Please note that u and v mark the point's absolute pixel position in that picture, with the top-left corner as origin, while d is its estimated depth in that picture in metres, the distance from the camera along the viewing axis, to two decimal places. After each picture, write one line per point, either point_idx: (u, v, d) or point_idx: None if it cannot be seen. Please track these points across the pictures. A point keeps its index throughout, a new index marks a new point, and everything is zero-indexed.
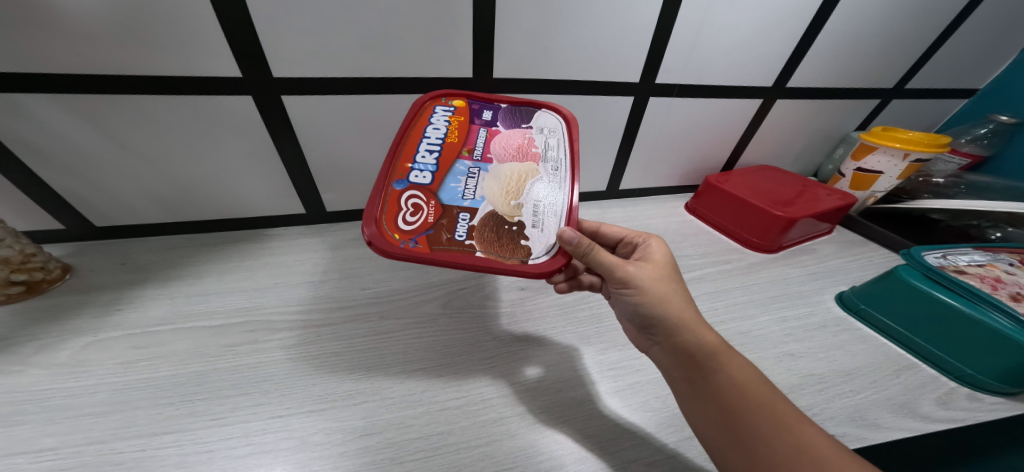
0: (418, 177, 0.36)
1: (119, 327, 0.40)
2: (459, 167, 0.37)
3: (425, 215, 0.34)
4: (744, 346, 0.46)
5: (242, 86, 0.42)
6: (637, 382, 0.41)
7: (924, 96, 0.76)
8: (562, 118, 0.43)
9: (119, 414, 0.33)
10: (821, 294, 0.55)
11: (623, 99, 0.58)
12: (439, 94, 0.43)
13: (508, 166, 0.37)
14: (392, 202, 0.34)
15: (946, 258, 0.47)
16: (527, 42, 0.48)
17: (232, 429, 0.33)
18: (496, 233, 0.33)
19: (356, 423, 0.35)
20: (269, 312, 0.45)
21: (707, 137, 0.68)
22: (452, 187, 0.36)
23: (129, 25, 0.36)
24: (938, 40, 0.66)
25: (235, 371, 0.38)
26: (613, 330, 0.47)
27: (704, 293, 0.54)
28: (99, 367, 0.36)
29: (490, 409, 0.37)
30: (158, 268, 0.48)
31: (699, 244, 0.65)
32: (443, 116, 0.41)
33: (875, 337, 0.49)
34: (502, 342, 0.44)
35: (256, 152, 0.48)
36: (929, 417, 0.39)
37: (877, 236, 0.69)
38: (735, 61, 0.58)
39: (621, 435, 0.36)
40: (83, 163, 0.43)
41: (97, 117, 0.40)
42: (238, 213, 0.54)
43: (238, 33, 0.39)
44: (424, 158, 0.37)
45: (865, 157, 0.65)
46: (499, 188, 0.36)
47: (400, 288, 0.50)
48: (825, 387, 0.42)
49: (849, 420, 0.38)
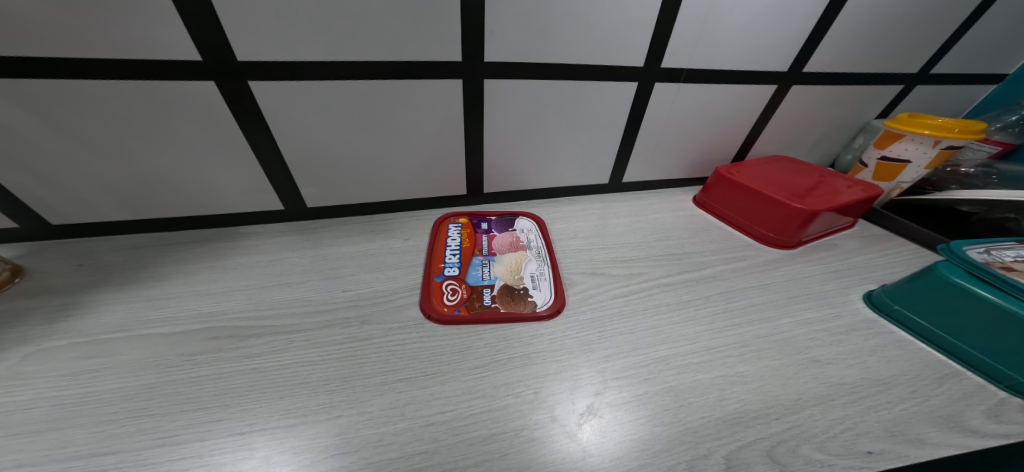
0: (450, 271, 0.49)
1: (67, 336, 0.38)
2: (475, 261, 0.51)
3: (459, 294, 0.45)
4: (764, 352, 0.42)
5: (201, 72, 0.39)
6: (644, 393, 0.37)
7: (951, 82, 0.71)
8: (536, 220, 0.61)
9: (57, 433, 0.30)
10: (847, 294, 0.51)
11: (626, 85, 0.54)
12: (449, 214, 0.60)
13: (508, 255, 0.52)
14: (436, 288, 0.46)
15: (990, 254, 0.43)
16: (521, 24, 0.44)
17: (186, 449, 0.30)
18: (511, 296, 0.46)
19: (328, 441, 0.31)
20: (237, 318, 0.41)
21: (718, 126, 0.64)
22: (474, 273, 0.49)
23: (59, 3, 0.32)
24: (970, 20, 0.61)
25: (193, 383, 0.34)
26: (617, 334, 0.43)
27: (717, 292, 0.50)
28: (40, 380, 0.34)
29: (481, 424, 0.33)
30: (119, 270, 0.45)
31: (710, 239, 0.60)
32: (455, 230, 0.56)
33: (909, 341, 0.44)
34: (494, 348, 0.40)
35: (222, 144, 0.45)
36: (978, 432, 0.35)
37: (903, 229, 0.64)
38: (749, 41, 0.53)
39: (628, 454, 0.32)
40: (31, 156, 0.40)
41: (40, 107, 0.37)
42: (207, 211, 0.50)
43: (194, 12, 0.35)
44: (451, 258, 0.51)
45: (891, 145, 0.61)
46: (505, 269, 0.50)
47: (384, 290, 0.46)
48: (858, 398, 0.37)
49: (887, 435, 0.34)
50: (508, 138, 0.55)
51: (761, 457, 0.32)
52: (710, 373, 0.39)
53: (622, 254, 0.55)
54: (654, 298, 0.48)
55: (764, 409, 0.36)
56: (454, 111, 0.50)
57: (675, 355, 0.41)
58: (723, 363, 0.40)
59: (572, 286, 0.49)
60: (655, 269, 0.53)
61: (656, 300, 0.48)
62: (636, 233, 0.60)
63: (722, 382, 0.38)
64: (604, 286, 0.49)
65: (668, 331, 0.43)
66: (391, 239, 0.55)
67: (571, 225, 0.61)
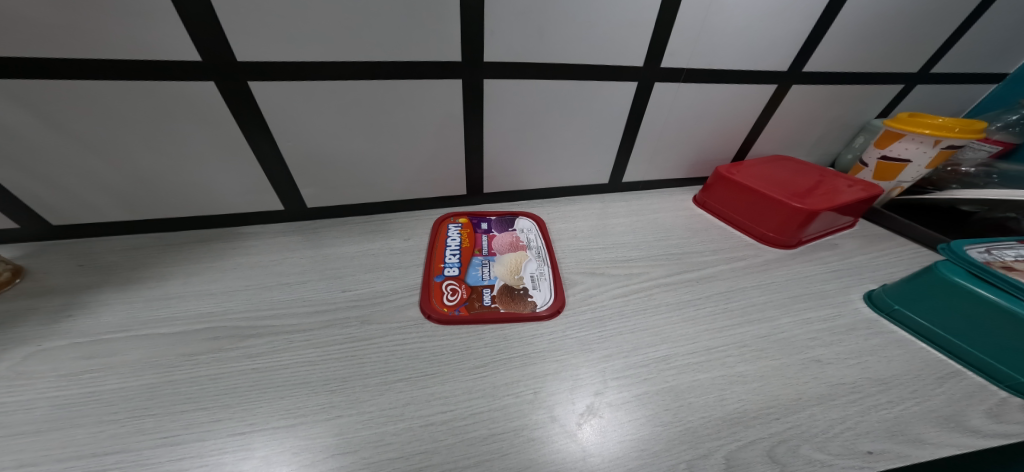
0: (450, 271, 0.49)
1: (68, 336, 0.38)
2: (475, 261, 0.51)
3: (459, 294, 0.45)
4: (764, 352, 0.42)
5: (201, 72, 0.39)
6: (644, 393, 0.37)
7: (952, 81, 0.71)
8: (536, 220, 0.61)
9: (58, 433, 0.30)
10: (848, 293, 0.50)
11: (626, 85, 0.54)
12: (449, 214, 0.60)
13: (508, 255, 0.52)
14: (436, 289, 0.46)
15: (991, 253, 0.43)
16: (520, 24, 0.44)
17: (186, 449, 0.30)
18: (511, 296, 0.46)
19: (328, 441, 0.31)
20: (237, 318, 0.41)
21: (718, 125, 0.64)
22: (474, 273, 0.49)
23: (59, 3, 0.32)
24: (970, 19, 0.61)
25: (193, 383, 0.34)
26: (617, 334, 0.43)
27: (717, 292, 0.50)
28: (40, 380, 0.34)
29: (481, 424, 0.33)
30: (119, 271, 0.45)
31: (710, 239, 0.60)
32: (455, 230, 0.57)
33: (910, 340, 0.44)
34: (494, 348, 0.40)
35: (222, 145, 0.45)
36: (979, 431, 0.35)
37: (904, 229, 0.64)
38: (748, 41, 0.53)
39: (628, 454, 0.32)
40: (31, 156, 0.40)
41: (40, 107, 0.37)
42: (207, 211, 0.50)
43: (194, 13, 0.35)
44: (451, 259, 0.51)
45: (891, 144, 0.61)
46: (504, 269, 0.50)
47: (385, 290, 0.46)
48: (858, 398, 0.37)
49: (887, 435, 0.34)
50: (508, 138, 0.55)
51: (761, 457, 0.32)
52: (711, 373, 0.39)
53: (622, 254, 0.55)
54: (654, 298, 0.48)
55: (764, 409, 0.36)
56: (453, 111, 0.50)
57: (675, 354, 0.41)
58: (723, 363, 0.40)
59: (572, 286, 0.49)
60: (655, 269, 0.53)
61: (656, 300, 0.48)
62: (636, 233, 0.60)
63: (722, 382, 0.38)
64: (604, 286, 0.49)
65: (668, 331, 0.43)
66: (391, 239, 0.55)
67: (571, 225, 0.61)
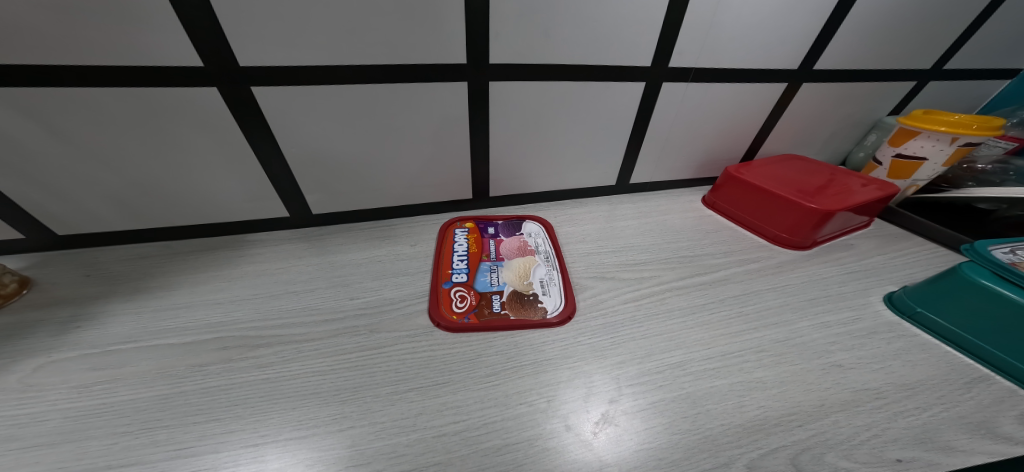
0: (458, 277, 0.48)
1: (78, 346, 0.37)
2: (483, 266, 0.50)
3: (468, 301, 0.45)
4: (783, 357, 0.40)
5: (203, 78, 0.38)
6: (660, 400, 0.36)
7: (966, 77, 0.69)
8: (543, 224, 0.60)
9: (69, 445, 0.29)
10: (866, 295, 0.49)
11: (633, 86, 0.53)
12: (456, 219, 0.59)
13: (517, 260, 0.51)
14: (444, 295, 0.45)
15: (1016, 254, 0.41)
16: (525, 25, 0.43)
17: (200, 461, 0.29)
18: (520, 302, 0.45)
19: (341, 452, 0.30)
20: (245, 327, 0.40)
21: (727, 126, 0.63)
22: (482, 280, 0.48)
23: (60, 11, 0.31)
24: (984, 14, 0.59)
25: (205, 394, 0.34)
26: (631, 340, 0.42)
27: (731, 296, 0.48)
28: (51, 392, 0.33)
29: (494, 435, 0.32)
30: (127, 279, 0.45)
31: (722, 241, 0.59)
32: (462, 235, 0.56)
33: (933, 344, 0.43)
34: (505, 355, 0.39)
35: (226, 150, 0.44)
36: (1012, 438, 0.33)
37: (920, 228, 0.62)
38: (757, 40, 0.52)
39: (645, 462, 0.31)
40: (31, 164, 0.39)
41: (42, 114, 0.36)
42: (210, 219, 0.50)
43: (196, 17, 0.34)
44: (458, 264, 0.50)
45: (906, 142, 0.60)
46: (514, 275, 0.49)
47: (392, 297, 0.45)
48: (884, 404, 0.36)
49: (917, 442, 0.33)
50: (515, 141, 0.55)
51: (786, 466, 0.31)
52: (729, 379, 0.38)
53: (632, 257, 0.55)
54: (666, 302, 0.47)
55: (787, 415, 0.35)
56: (458, 113, 0.49)
57: (691, 360, 0.40)
58: (740, 369, 0.39)
59: (583, 290, 0.48)
60: (666, 272, 0.52)
61: (669, 304, 0.47)
62: (646, 236, 0.59)
63: (741, 389, 0.37)
64: (615, 291, 0.48)
65: (683, 336, 0.42)
66: (397, 245, 0.54)
67: (580, 228, 0.60)
